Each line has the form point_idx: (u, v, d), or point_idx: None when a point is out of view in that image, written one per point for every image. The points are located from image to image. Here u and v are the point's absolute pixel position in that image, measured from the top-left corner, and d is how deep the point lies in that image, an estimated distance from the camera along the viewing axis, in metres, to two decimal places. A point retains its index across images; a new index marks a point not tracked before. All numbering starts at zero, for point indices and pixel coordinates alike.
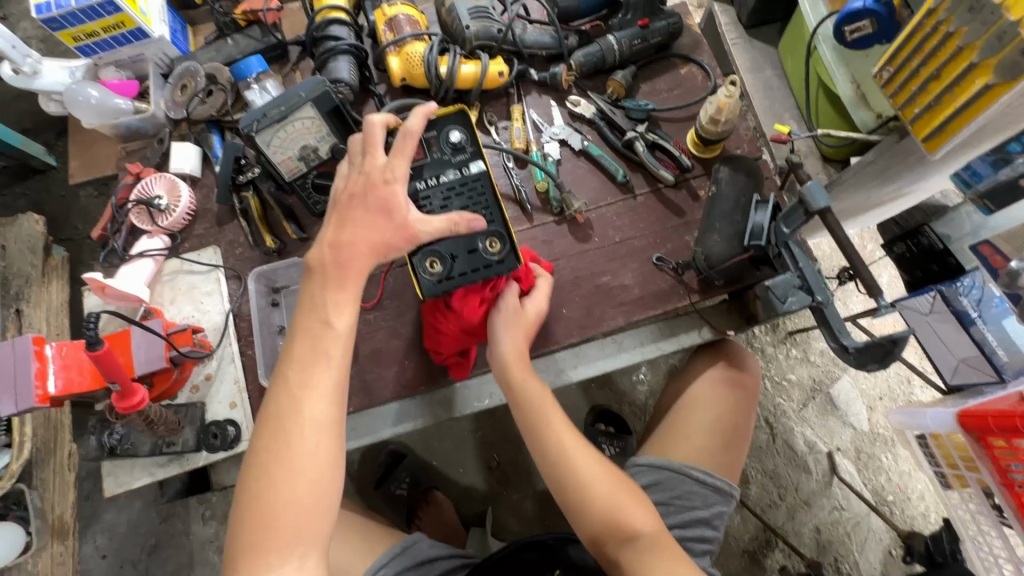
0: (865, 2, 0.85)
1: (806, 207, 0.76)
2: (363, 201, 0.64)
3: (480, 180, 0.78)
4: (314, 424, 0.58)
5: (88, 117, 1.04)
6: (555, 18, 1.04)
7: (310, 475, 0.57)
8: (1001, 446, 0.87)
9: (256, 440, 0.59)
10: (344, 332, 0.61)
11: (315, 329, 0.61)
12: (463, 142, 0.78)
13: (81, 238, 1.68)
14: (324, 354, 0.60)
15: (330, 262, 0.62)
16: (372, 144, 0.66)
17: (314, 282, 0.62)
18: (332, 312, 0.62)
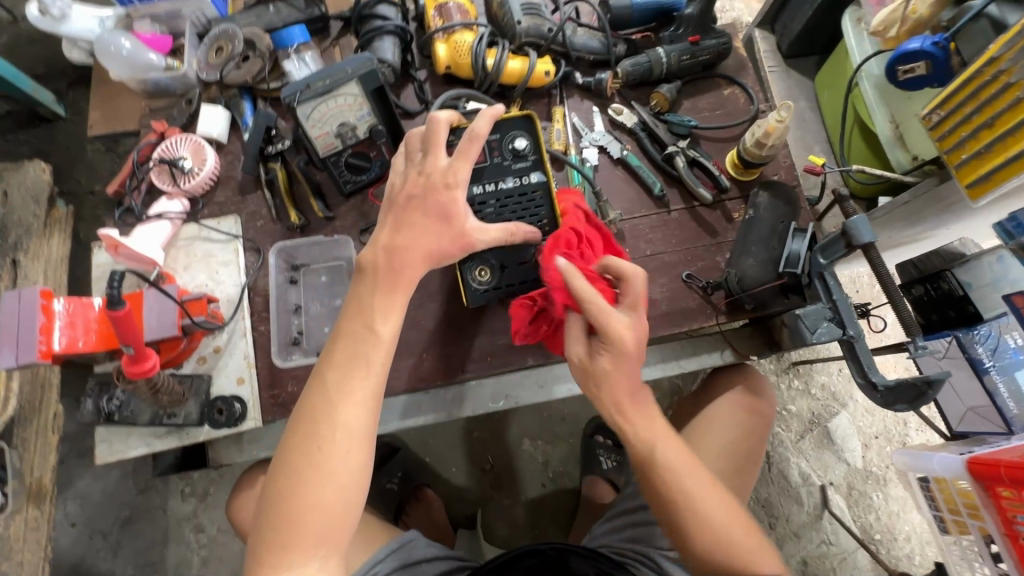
0: (922, 43, 0.85)
1: (850, 241, 0.75)
2: (422, 205, 0.66)
3: (539, 190, 0.82)
4: (347, 430, 0.58)
5: (118, 68, 1.01)
6: (607, 24, 1.03)
7: (341, 479, 0.57)
8: (1008, 497, 0.88)
9: (289, 439, 0.59)
10: (387, 339, 0.62)
11: (360, 334, 0.62)
12: (526, 150, 0.82)
13: (84, 193, 1.62)
14: (364, 359, 0.61)
15: (385, 267, 0.64)
16: (435, 144, 0.67)
17: (365, 283, 0.65)
18: (378, 318, 0.63)
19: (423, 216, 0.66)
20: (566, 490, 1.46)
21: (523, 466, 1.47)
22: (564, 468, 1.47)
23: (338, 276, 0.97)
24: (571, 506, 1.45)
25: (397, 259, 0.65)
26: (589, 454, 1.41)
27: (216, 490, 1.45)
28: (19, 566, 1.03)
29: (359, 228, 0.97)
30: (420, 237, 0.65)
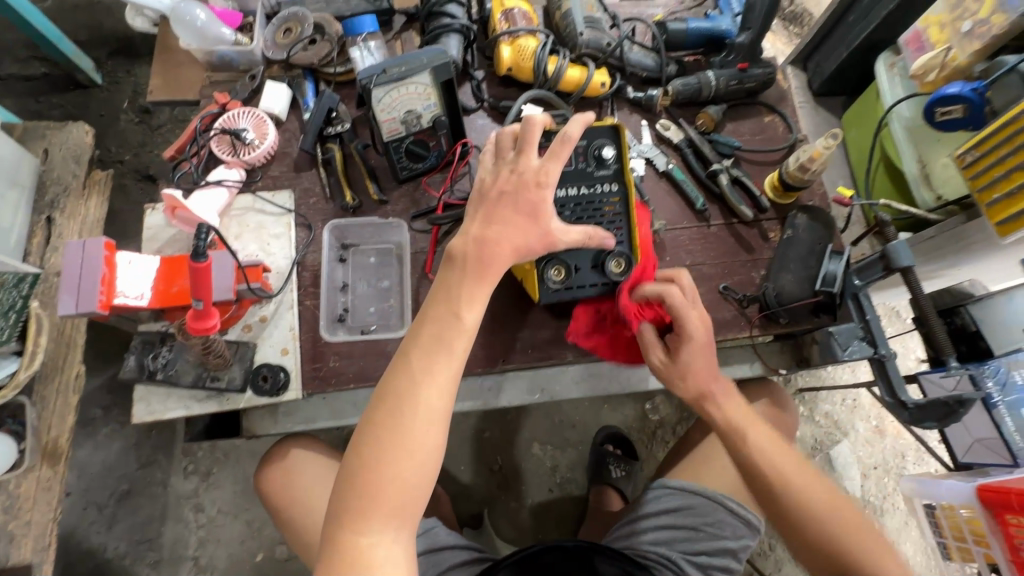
0: (960, 89, 0.92)
1: (890, 263, 0.81)
2: (513, 200, 0.69)
3: (616, 198, 0.88)
4: (428, 409, 0.59)
5: (188, 37, 1.03)
6: (662, 44, 1.09)
7: (420, 456, 0.58)
8: (1016, 524, 0.91)
9: (371, 413, 0.60)
10: (470, 328, 0.64)
11: (446, 320, 0.63)
12: (609, 159, 0.88)
13: (113, 161, 1.62)
14: (448, 344, 0.62)
15: (475, 257, 0.66)
16: (529, 144, 0.71)
17: (454, 272, 0.66)
18: (463, 306, 0.64)
19: (513, 213, 0.68)
20: (572, 497, 1.47)
21: (531, 469, 1.48)
22: (572, 475, 1.48)
23: (387, 259, 1.00)
24: (577, 513, 1.45)
25: (486, 254, 0.66)
26: (599, 462, 1.41)
27: (219, 469, 1.43)
28: (26, 527, 1.00)
29: (411, 213, 1.00)
30: (510, 233, 0.68)
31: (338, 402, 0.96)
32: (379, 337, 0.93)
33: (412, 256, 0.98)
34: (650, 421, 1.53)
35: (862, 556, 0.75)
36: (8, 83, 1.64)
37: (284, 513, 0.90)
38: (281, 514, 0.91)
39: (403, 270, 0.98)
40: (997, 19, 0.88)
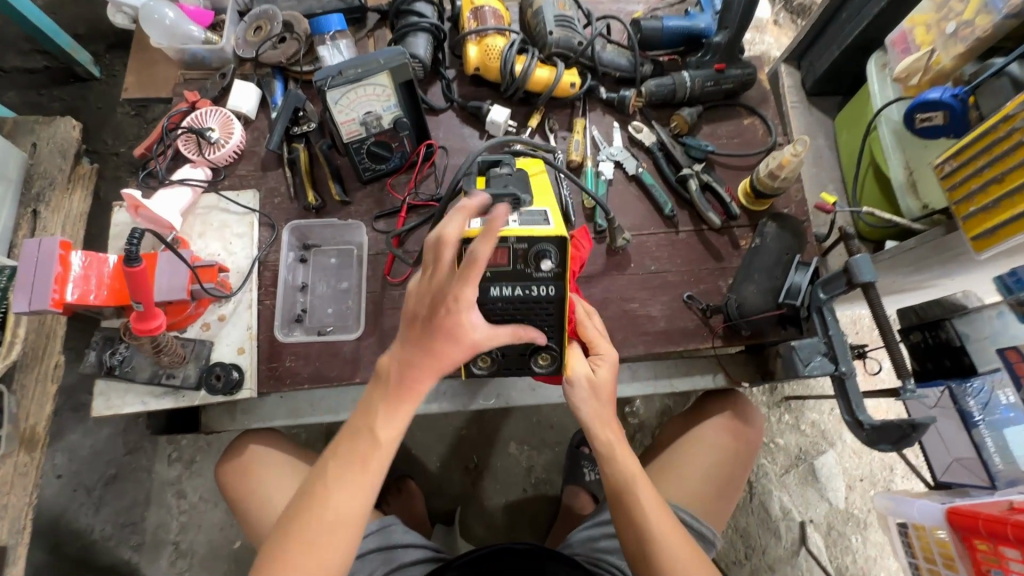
0: (941, 94, 0.87)
1: (850, 279, 0.76)
2: (426, 321, 0.64)
3: (551, 303, 0.72)
4: (331, 517, 0.65)
5: (157, 35, 1.04)
6: (636, 44, 1.06)
7: (317, 560, 0.64)
8: (984, 550, 0.88)
9: (285, 514, 0.66)
10: (385, 445, 0.68)
11: (365, 440, 0.67)
12: (551, 266, 0.70)
13: (108, 153, 1.65)
14: (362, 461, 0.67)
15: (397, 380, 0.67)
16: (440, 258, 0.62)
17: (379, 385, 0.69)
18: (380, 425, 0.67)
19: (433, 343, 0.64)
20: (547, 497, 1.46)
21: (508, 469, 1.48)
22: (547, 476, 1.48)
23: (347, 260, 1.01)
24: (551, 513, 1.45)
25: (410, 373, 0.66)
26: (573, 464, 1.41)
27: (202, 458, 1.47)
28: (4, 509, 1.04)
29: (374, 214, 1.00)
30: (424, 360, 0.65)
31: (296, 401, 0.98)
32: (335, 338, 0.93)
33: (371, 258, 0.98)
34: None
35: None
36: (11, 76, 1.68)
37: (239, 506, 0.92)
38: (237, 505, 0.92)
39: (361, 273, 0.98)
40: (981, 20, 0.84)
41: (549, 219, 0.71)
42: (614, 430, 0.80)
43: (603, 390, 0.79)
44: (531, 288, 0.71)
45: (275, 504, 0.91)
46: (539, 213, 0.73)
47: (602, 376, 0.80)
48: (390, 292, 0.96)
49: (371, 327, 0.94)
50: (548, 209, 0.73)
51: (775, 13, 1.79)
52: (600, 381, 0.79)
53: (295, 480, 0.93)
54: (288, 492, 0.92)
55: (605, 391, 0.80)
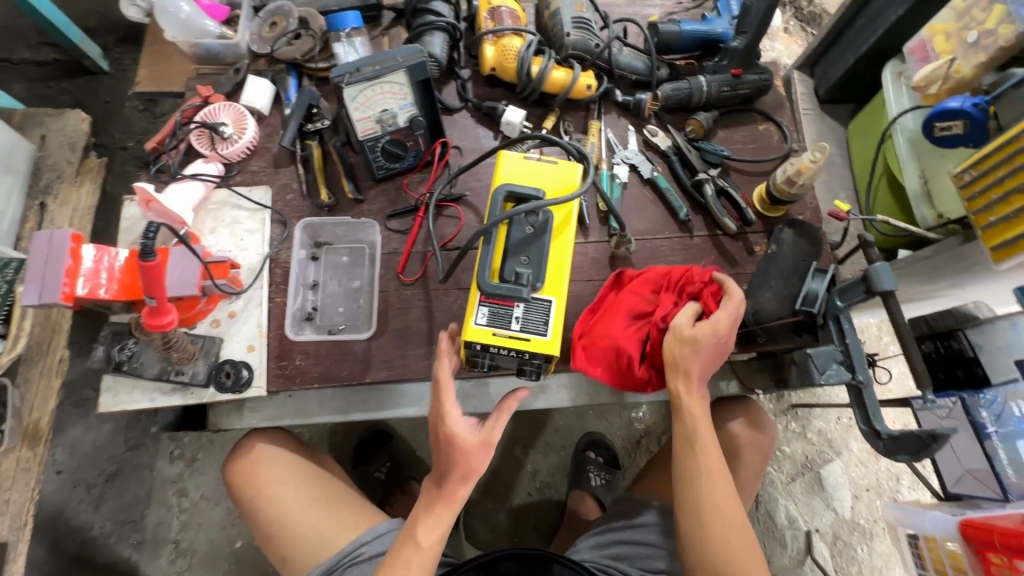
0: (961, 103, 0.86)
1: (869, 287, 0.76)
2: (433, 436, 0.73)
3: (536, 366, 0.77)
4: None
5: (173, 30, 1.03)
6: (653, 47, 1.05)
7: None
8: (998, 563, 0.87)
9: None
10: (428, 550, 0.74)
11: (408, 549, 0.74)
12: (540, 360, 0.75)
13: (115, 147, 1.63)
14: (405, 564, 0.73)
15: (433, 496, 0.75)
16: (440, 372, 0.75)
17: (422, 504, 0.75)
18: (421, 533, 0.74)
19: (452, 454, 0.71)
20: (552, 502, 1.45)
21: (512, 472, 1.47)
22: (552, 480, 1.47)
23: (359, 259, 1.00)
24: (554, 518, 1.44)
25: (444, 480, 0.73)
26: (579, 469, 1.40)
27: (204, 455, 1.46)
28: (5, 504, 1.02)
29: (387, 213, 0.99)
30: (453, 467, 0.72)
31: (304, 401, 0.97)
32: (345, 337, 0.92)
33: (384, 257, 0.97)
34: (635, 431, 1.51)
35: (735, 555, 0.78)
36: (19, 68, 1.67)
37: (246, 505, 0.91)
38: (243, 504, 0.91)
39: (373, 272, 0.97)
40: (1004, 29, 0.83)
41: (547, 330, 0.74)
42: (693, 385, 0.79)
43: (699, 349, 0.77)
44: (521, 366, 0.77)
45: (283, 503, 0.90)
46: (544, 308, 0.75)
47: (701, 335, 0.76)
48: (402, 291, 0.95)
49: (383, 327, 0.93)
50: (553, 307, 0.75)
51: (786, 21, 1.79)
52: (701, 338, 0.76)
53: (303, 480, 0.92)
54: (296, 495, 0.90)
55: (704, 356, 0.77)
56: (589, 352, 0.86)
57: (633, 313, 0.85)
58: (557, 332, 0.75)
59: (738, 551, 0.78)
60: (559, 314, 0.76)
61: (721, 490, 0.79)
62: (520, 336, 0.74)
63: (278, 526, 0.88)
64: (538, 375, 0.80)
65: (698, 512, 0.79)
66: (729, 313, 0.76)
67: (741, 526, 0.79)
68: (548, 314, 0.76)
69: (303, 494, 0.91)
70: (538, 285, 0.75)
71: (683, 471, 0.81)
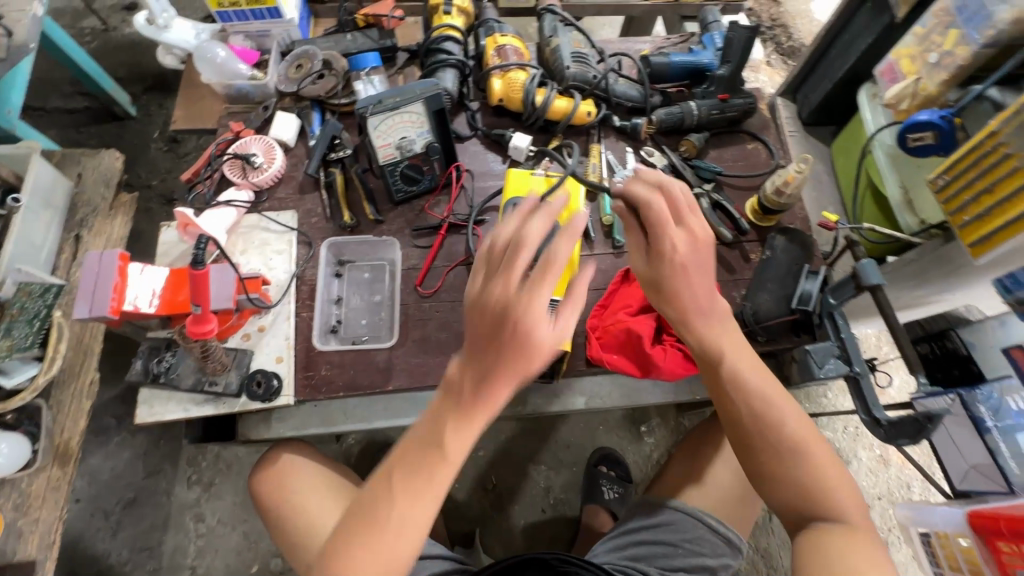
0: (930, 116, 0.94)
1: (858, 282, 0.82)
2: (491, 340, 0.60)
3: None
4: (398, 524, 0.62)
5: (208, 73, 1.14)
6: (645, 77, 1.16)
7: (402, 544, 0.62)
8: (1010, 552, 0.89)
9: (353, 522, 0.63)
10: (454, 463, 0.63)
11: (431, 452, 0.63)
12: None
13: (141, 186, 1.73)
14: (429, 474, 0.63)
15: (467, 392, 0.62)
16: (523, 244, 0.60)
17: (441, 405, 0.64)
18: (446, 441, 0.63)
19: (510, 353, 0.59)
20: (566, 518, 1.46)
21: (525, 489, 1.48)
22: (565, 496, 1.48)
23: (380, 275, 1.07)
24: (569, 534, 1.45)
25: (484, 386, 0.61)
26: (592, 483, 1.42)
27: (221, 480, 1.48)
28: (34, 524, 1.05)
29: (408, 232, 1.06)
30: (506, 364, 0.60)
31: (328, 410, 1.01)
32: (369, 347, 0.98)
33: (404, 273, 1.03)
34: (646, 445, 1.54)
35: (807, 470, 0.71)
36: (53, 115, 1.78)
37: (274, 512, 0.94)
38: (271, 512, 0.94)
39: (394, 286, 1.04)
40: (961, 50, 0.91)
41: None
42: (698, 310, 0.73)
43: (669, 279, 0.72)
44: None
45: (310, 506, 0.93)
46: (554, 307, 0.86)
47: (661, 272, 0.73)
48: (421, 303, 1.01)
49: (404, 336, 0.99)
50: (562, 304, 0.86)
51: (768, 55, 1.94)
52: (663, 275, 0.73)
53: (329, 487, 0.96)
54: (322, 499, 0.94)
55: (686, 285, 0.72)
56: (604, 343, 0.96)
57: (626, 306, 0.97)
58: None
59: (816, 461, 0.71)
60: (567, 312, 0.86)
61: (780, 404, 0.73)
62: None
63: (304, 530, 0.91)
64: (552, 375, 0.90)
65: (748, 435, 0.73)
66: (682, 238, 0.72)
67: (813, 440, 0.72)
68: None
69: (329, 500, 0.94)
70: None
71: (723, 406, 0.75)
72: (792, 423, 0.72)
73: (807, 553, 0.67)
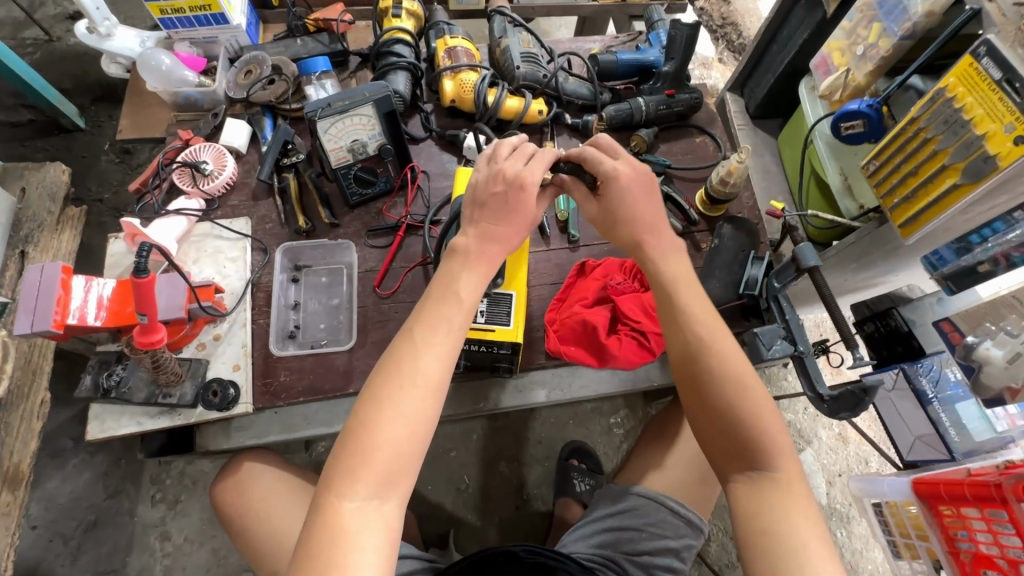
0: (859, 105, 1.00)
1: (798, 264, 0.86)
2: (494, 204, 0.76)
3: (506, 356, 0.87)
4: (425, 378, 0.66)
5: (153, 80, 1.12)
6: (594, 75, 1.18)
7: (415, 413, 0.64)
8: (950, 515, 0.95)
9: (375, 380, 0.66)
10: (467, 305, 0.71)
11: (450, 303, 0.70)
12: (503, 348, 0.86)
13: (92, 200, 1.68)
14: (447, 322, 0.69)
15: (472, 259, 0.74)
16: (519, 152, 0.79)
17: (456, 262, 0.74)
18: (462, 288, 0.72)
19: (506, 218, 0.75)
20: (539, 512, 1.47)
21: (498, 486, 1.49)
22: (538, 491, 1.49)
23: (337, 278, 1.06)
24: (544, 528, 1.46)
25: (488, 242, 0.75)
26: (563, 477, 1.43)
27: (187, 497, 1.44)
28: None
29: (365, 234, 1.06)
30: (502, 234, 0.75)
31: (289, 416, 1.00)
32: (327, 351, 0.97)
33: (361, 275, 1.04)
34: (615, 436, 1.56)
35: (751, 413, 0.71)
36: None
37: (237, 521, 0.93)
38: (234, 521, 0.93)
39: (352, 289, 1.03)
40: (883, 42, 0.97)
41: (510, 320, 0.86)
42: (660, 244, 0.82)
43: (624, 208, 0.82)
44: (493, 359, 0.88)
45: (274, 513, 0.92)
46: (505, 301, 0.87)
47: (616, 200, 0.82)
48: (379, 304, 1.01)
49: (363, 339, 0.99)
50: (513, 299, 0.87)
51: (719, 53, 2.00)
52: (616, 204, 0.82)
53: (292, 493, 0.95)
54: (284, 507, 0.93)
55: (638, 210, 0.82)
56: (561, 334, 0.98)
57: (582, 299, 1.00)
58: (519, 321, 0.86)
59: (760, 410, 0.72)
60: (519, 306, 0.87)
61: (732, 353, 0.75)
62: (486, 326, 0.85)
63: (268, 538, 0.91)
64: (513, 369, 0.90)
65: (699, 373, 0.74)
66: (626, 172, 0.83)
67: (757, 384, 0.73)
68: (509, 306, 0.88)
69: (291, 506, 0.93)
70: (499, 281, 0.88)
71: (678, 344, 0.77)
72: (735, 365, 0.74)
73: (745, 501, 0.69)
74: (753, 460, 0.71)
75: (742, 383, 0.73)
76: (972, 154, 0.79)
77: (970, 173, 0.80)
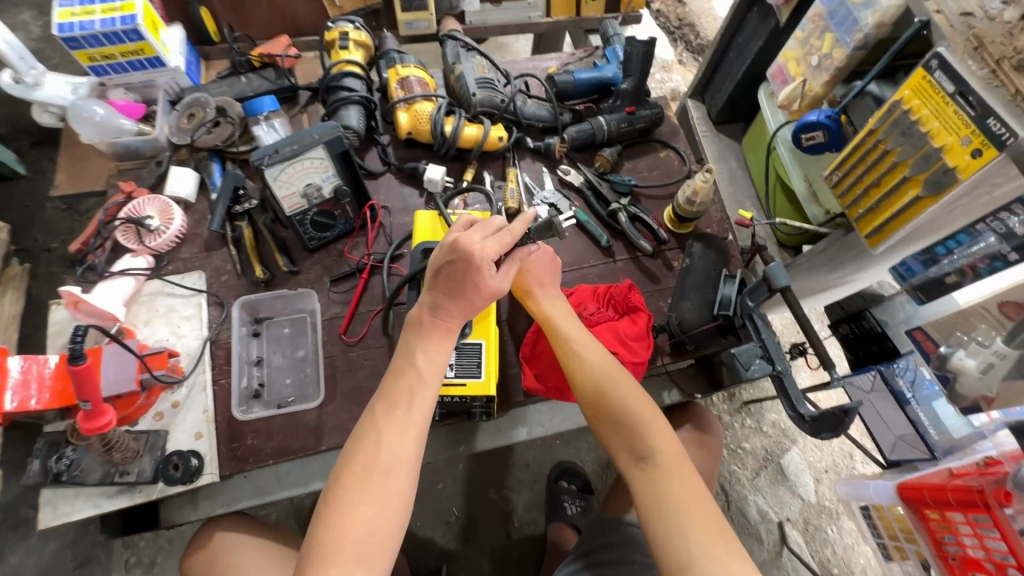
0: (818, 116, 0.99)
1: (770, 284, 0.84)
2: (454, 277, 0.71)
3: (480, 406, 0.85)
4: (391, 458, 0.64)
5: (88, 132, 1.06)
6: (553, 96, 1.16)
7: (387, 493, 0.62)
8: (936, 519, 0.96)
9: (340, 466, 0.64)
10: (428, 377, 0.69)
11: (410, 376, 0.69)
12: (476, 400, 0.84)
13: (38, 251, 1.58)
14: (409, 396, 0.68)
15: (424, 326, 0.72)
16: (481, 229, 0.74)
17: (414, 334, 0.72)
18: (421, 359, 0.70)
19: (464, 293, 0.71)
20: (533, 538, 1.45)
21: (488, 516, 1.46)
22: (530, 516, 1.47)
23: (301, 329, 1.01)
24: (538, 555, 1.43)
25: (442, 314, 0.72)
26: (554, 501, 1.41)
27: (163, 558, 1.37)
28: None
29: (328, 280, 1.02)
30: (455, 307, 0.72)
31: (261, 479, 0.95)
32: (295, 410, 0.92)
33: (326, 323, 0.99)
34: (603, 452, 1.55)
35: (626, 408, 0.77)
36: None
37: None
38: None
39: (317, 338, 0.99)
40: (837, 52, 0.96)
41: (481, 372, 0.84)
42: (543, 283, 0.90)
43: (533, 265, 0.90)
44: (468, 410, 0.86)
45: None
46: (475, 351, 0.86)
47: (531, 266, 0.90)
48: (347, 352, 0.97)
49: (333, 392, 0.94)
50: (482, 348, 0.85)
51: (679, 55, 2.00)
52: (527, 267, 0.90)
53: (268, 561, 0.90)
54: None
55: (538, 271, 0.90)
56: (538, 372, 0.94)
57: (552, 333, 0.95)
58: (490, 372, 0.85)
59: (631, 404, 0.77)
60: (489, 356, 0.85)
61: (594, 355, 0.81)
62: (456, 380, 0.83)
63: None
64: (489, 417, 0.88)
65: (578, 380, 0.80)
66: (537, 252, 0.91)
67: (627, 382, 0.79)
68: (480, 357, 0.86)
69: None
70: (468, 331, 0.86)
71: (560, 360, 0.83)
72: (601, 367, 0.79)
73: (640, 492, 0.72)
74: (638, 455, 0.75)
75: (613, 382, 0.78)
76: (932, 166, 0.79)
77: (932, 184, 0.79)
